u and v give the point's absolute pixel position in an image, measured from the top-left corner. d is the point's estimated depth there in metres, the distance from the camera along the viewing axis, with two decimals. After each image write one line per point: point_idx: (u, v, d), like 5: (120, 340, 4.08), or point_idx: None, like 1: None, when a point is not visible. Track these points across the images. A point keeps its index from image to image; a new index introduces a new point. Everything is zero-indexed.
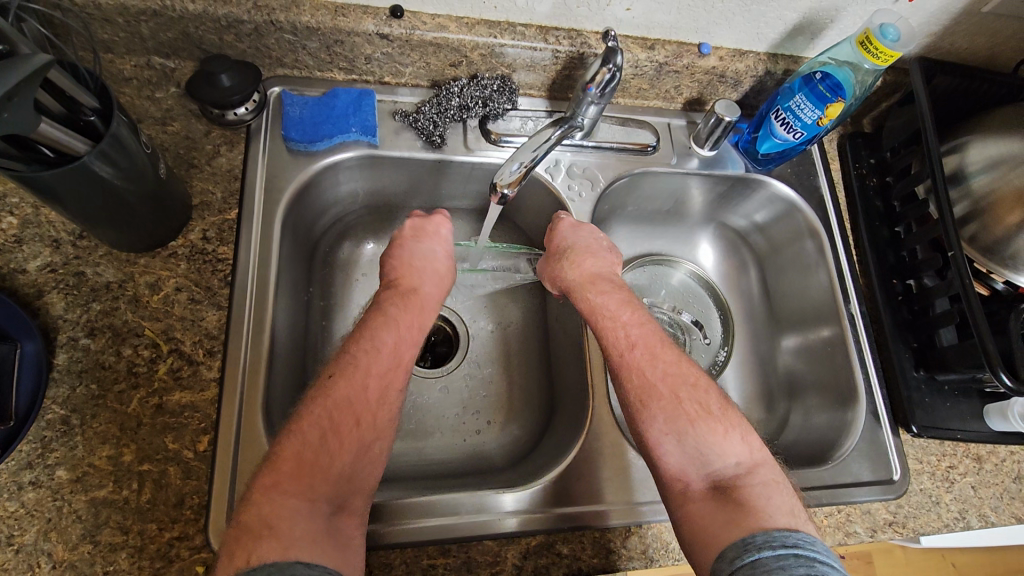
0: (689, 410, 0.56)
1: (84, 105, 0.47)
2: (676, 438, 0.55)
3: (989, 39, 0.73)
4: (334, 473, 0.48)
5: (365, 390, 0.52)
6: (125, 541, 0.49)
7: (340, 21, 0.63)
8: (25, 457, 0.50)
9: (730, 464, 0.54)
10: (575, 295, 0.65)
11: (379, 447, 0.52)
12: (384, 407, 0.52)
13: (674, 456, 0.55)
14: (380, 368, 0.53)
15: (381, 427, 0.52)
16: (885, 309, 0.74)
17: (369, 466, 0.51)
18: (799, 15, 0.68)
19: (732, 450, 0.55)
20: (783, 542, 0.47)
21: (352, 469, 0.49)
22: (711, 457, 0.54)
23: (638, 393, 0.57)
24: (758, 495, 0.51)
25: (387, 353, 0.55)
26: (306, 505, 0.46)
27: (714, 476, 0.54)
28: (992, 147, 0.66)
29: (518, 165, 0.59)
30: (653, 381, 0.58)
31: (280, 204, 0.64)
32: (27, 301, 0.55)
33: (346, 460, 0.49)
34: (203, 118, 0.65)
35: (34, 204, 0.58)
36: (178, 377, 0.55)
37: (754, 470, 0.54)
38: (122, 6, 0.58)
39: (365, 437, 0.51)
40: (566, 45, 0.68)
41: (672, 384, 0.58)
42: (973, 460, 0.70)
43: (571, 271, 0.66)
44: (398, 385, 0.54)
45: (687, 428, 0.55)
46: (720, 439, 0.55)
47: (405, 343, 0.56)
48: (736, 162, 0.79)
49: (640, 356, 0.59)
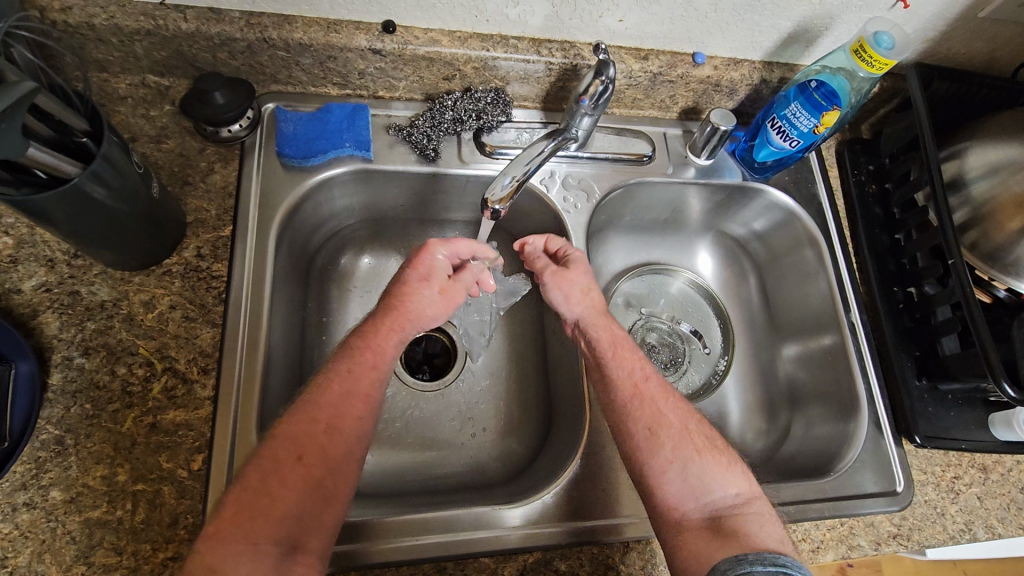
0: (697, 442, 0.57)
1: (75, 127, 0.47)
2: (680, 466, 0.55)
3: (987, 43, 0.72)
4: (278, 514, 0.47)
5: (314, 422, 0.52)
6: (119, 562, 0.49)
7: (332, 38, 0.63)
8: (19, 478, 0.50)
9: (729, 494, 0.54)
10: (593, 323, 0.63)
11: (333, 483, 0.50)
12: (333, 442, 0.51)
13: (676, 483, 0.55)
14: (332, 399, 0.53)
15: (332, 464, 0.51)
16: (887, 318, 0.73)
17: (321, 505, 0.49)
18: (793, 24, 0.68)
19: (734, 481, 0.55)
20: (773, 561, 0.48)
21: (297, 508, 0.48)
22: (711, 486, 0.55)
23: (650, 421, 0.57)
24: (752, 523, 0.52)
25: (342, 385, 0.54)
26: (249, 548, 0.45)
27: (714, 505, 0.54)
28: (991, 154, 0.65)
29: (510, 179, 0.58)
30: (665, 411, 0.58)
31: (274, 219, 0.64)
32: (22, 321, 0.55)
33: (291, 498, 0.48)
34: (198, 135, 0.65)
35: (29, 224, 0.59)
36: (172, 397, 0.55)
37: (751, 500, 0.54)
38: (115, 27, 0.58)
39: (314, 474, 0.50)
40: (559, 57, 0.68)
41: (682, 417, 0.58)
42: (978, 470, 0.69)
43: (593, 300, 0.64)
44: (352, 415, 0.53)
45: (694, 458, 0.55)
46: (725, 471, 0.55)
47: (363, 369, 0.55)
48: (733, 170, 0.79)
49: (653, 389, 0.59)
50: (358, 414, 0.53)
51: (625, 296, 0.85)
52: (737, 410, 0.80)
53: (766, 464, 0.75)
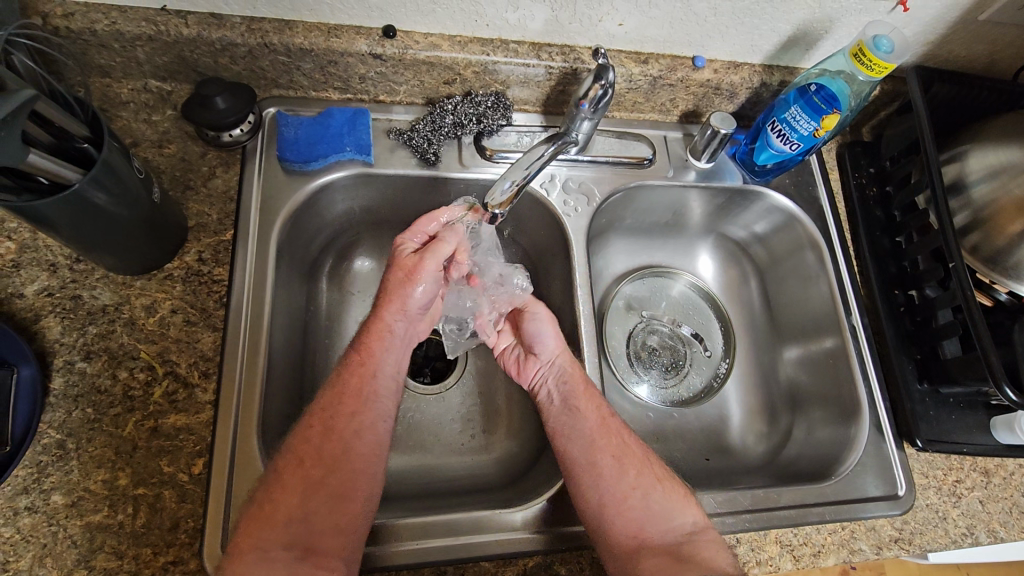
0: (657, 470, 0.60)
1: (76, 134, 0.47)
2: (641, 494, 0.58)
3: (987, 46, 0.72)
4: (282, 517, 0.49)
5: (309, 428, 0.54)
6: (119, 566, 0.49)
7: (333, 42, 0.63)
8: (20, 483, 0.50)
9: (687, 522, 0.56)
10: (566, 359, 0.66)
11: (337, 480, 0.53)
12: (330, 442, 0.53)
13: (636, 510, 0.57)
14: (324, 404, 0.55)
15: (332, 463, 0.53)
16: (888, 321, 0.73)
17: (328, 505, 0.51)
18: (793, 27, 0.68)
19: (690, 510, 0.57)
20: None
21: (303, 509, 0.51)
22: (670, 514, 0.57)
23: (615, 451, 0.60)
24: (709, 549, 0.54)
25: (331, 390, 0.56)
26: (263, 555, 0.47)
27: (671, 533, 0.56)
28: (991, 157, 0.65)
29: (510, 184, 0.59)
30: (628, 441, 0.61)
31: (275, 223, 0.65)
32: (24, 326, 0.55)
33: (294, 502, 0.50)
34: (199, 140, 0.66)
35: (32, 229, 0.59)
36: (173, 401, 0.55)
37: (707, 528, 0.56)
38: (117, 32, 0.59)
39: (313, 475, 0.52)
40: (559, 61, 0.68)
41: (644, 449, 0.61)
42: (980, 473, 0.69)
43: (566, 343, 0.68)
44: (345, 413, 0.55)
45: (654, 485, 0.58)
46: (682, 500, 0.58)
47: (353, 369, 0.58)
48: (733, 173, 0.79)
49: (618, 422, 0.63)
50: (352, 411, 0.55)
51: (625, 299, 0.85)
52: (737, 413, 0.81)
53: (767, 467, 0.75)
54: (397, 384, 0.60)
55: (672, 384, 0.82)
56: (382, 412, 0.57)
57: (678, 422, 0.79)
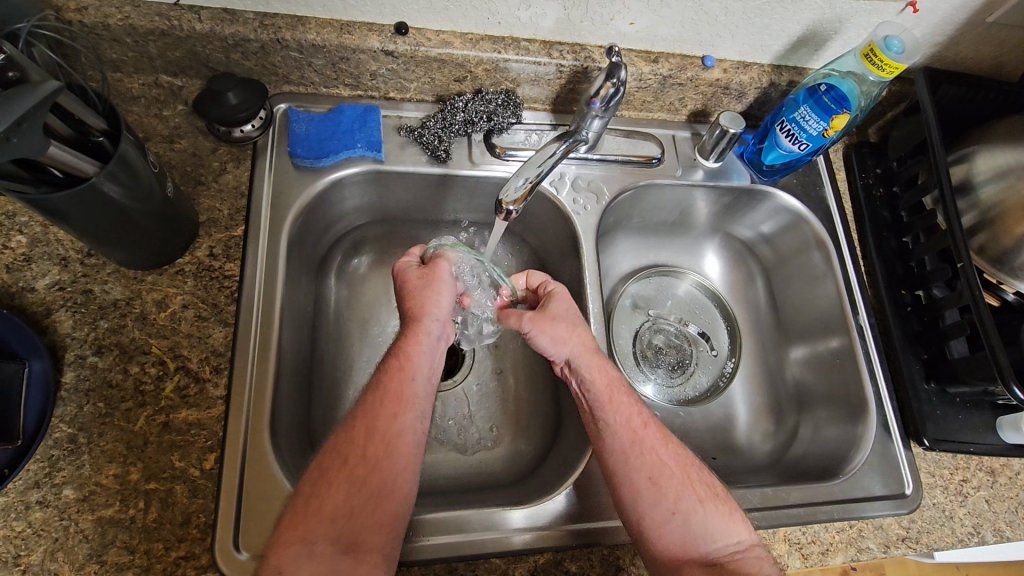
0: (699, 490, 0.56)
1: (92, 127, 0.47)
2: (683, 517, 0.55)
3: (995, 48, 0.72)
4: (328, 514, 0.48)
5: (353, 430, 0.52)
6: (131, 560, 0.49)
7: (346, 39, 0.63)
8: (32, 477, 0.50)
9: (732, 542, 0.54)
10: (586, 364, 0.61)
11: (379, 479, 0.50)
12: (373, 442, 0.51)
13: (677, 532, 0.54)
14: (365, 408, 0.53)
15: (375, 461, 0.50)
16: (895, 321, 0.73)
17: (371, 502, 0.49)
18: (803, 27, 0.68)
19: (735, 529, 0.55)
20: None
21: (346, 506, 0.49)
22: (714, 535, 0.54)
23: (652, 471, 0.56)
24: (753, 568, 0.53)
25: (374, 393, 0.54)
26: (307, 548, 0.46)
27: (714, 554, 0.53)
28: (1000, 157, 0.65)
29: (523, 181, 0.59)
30: (665, 457, 0.57)
31: (286, 219, 0.65)
32: (35, 320, 0.55)
33: (338, 498, 0.49)
34: (210, 135, 0.66)
35: (43, 223, 0.59)
36: (185, 396, 0.55)
37: (752, 547, 0.55)
38: (130, 27, 0.58)
39: (358, 473, 0.50)
40: (570, 59, 0.68)
41: (684, 464, 0.57)
42: (987, 473, 0.69)
43: (581, 340, 0.62)
44: (385, 414, 0.52)
45: (697, 507, 0.55)
46: (726, 519, 0.55)
47: (393, 373, 0.55)
48: (741, 173, 0.79)
49: (653, 435, 0.58)
50: (393, 412, 0.53)
51: (632, 298, 0.86)
52: (744, 412, 0.81)
53: (774, 466, 0.75)
54: (432, 388, 0.57)
55: (679, 383, 0.82)
56: (422, 411, 0.55)
57: (685, 421, 0.79)
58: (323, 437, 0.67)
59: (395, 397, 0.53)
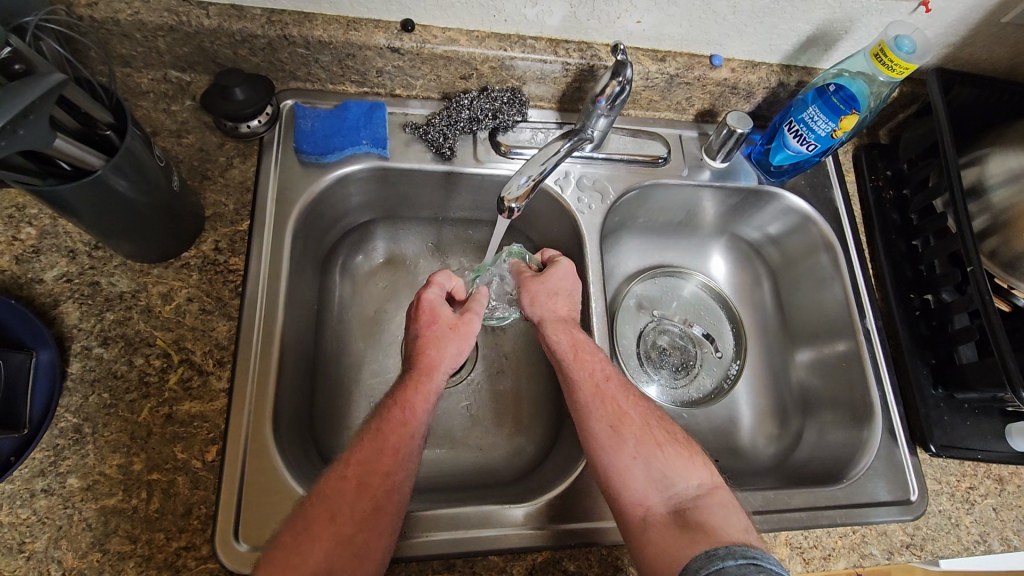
0: (659, 436, 0.57)
1: (100, 121, 0.48)
2: (644, 462, 0.56)
3: (1010, 49, 0.71)
4: (310, 567, 0.47)
5: (344, 480, 0.52)
6: (133, 550, 0.50)
7: (352, 36, 0.63)
8: (38, 465, 0.51)
9: (692, 486, 0.55)
10: (553, 329, 0.63)
11: (363, 539, 0.50)
12: (363, 498, 0.51)
13: (640, 478, 0.55)
14: (360, 456, 0.53)
15: (361, 521, 0.50)
16: (903, 325, 0.73)
17: (354, 561, 0.49)
18: (812, 27, 0.68)
19: (696, 473, 0.56)
20: (744, 554, 0.48)
21: (328, 562, 0.48)
22: (674, 479, 0.55)
23: (613, 420, 0.58)
24: (716, 515, 0.52)
25: (371, 444, 0.54)
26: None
27: (676, 499, 0.54)
28: (1012, 160, 0.64)
29: (526, 179, 0.59)
30: (626, 408, 0.59)
31: (291, 215, 0.65)
32: (43, 311, 0.56)
33: (321, 553, 0.48)
34: (217, 130, 0.66)
35: (52, 216, 0.60)
36: (188, 388, 0.56)
37: (714, 490, 0.55)
38: (140, 22, 0.59)
39: (343, 531, 0.49)
40: (576, 57, 0.68)
41: (644, 414, 0.59)
42: (995, 481, 0.68)
43: (556, 309, 0.65)
44: (381, 470, 0.53)
45: (657, 452, 0.56)
46: (686, 463, 0.56)
47: (392, 428, 0.55)
48: (748, 173, 0.79)
49: (615, 388, 0.60)
50: (388, 469, 0.53)
51: (637, 298, 0.85)
52: (748, 415, 0.80)
53: (778, 470, 0.74)
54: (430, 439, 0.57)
55: (683, 384, 0.82)
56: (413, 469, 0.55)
57: (688, 422, 0.78)
58: (325, 431, 0.67)
59: (389, 454, 0.54)
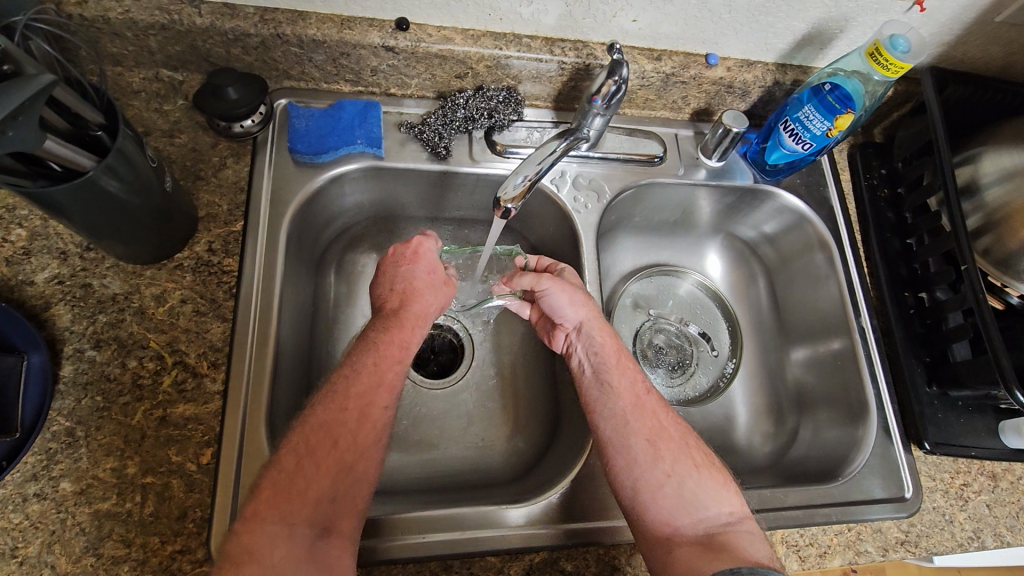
0: (695, 457, 0.57)
1: (90, 121, 0.47)
2: (678, 480, 0.56)
3: (1003, 48, 0.71)
4: (312, 498, 0.49)
5: (343, 411, 0.52)
6: (128, 554, 0.49)
7: (346, 34, 0.63)
8: (30, 469, 0.50)
9: (723, 512, 0.55)
10: (597, 332, 0.63)
11: (364, 467, 0.52)
12: (364, 428, 0.53)
13: (671, 497, 0.55)
14: (358, 388, 0.54)
15: (362, 448, 0.52)
16: (897, 323, 0.73)
17: (354, 487, 0.51)
18: (808, 26, 0.67)
19: (728, 499, 0.56)
20: (766, 574, 0.47)
21: (331, 491, 0.50)
22: (706, 502, 0.55)
23: (650, 433, 0.58)
24: (743, 541, 0.53)
25: (367, 375, 0.55)
26: (286, 530, 0.47)
27: (705, 523, 0.54)
28: (1005, 159, 0.65)
29: (523, 178, 0.58)
30: (664, 424, 0.59)
31: (285, 215, 0.65)
32: (34, 313, 0.55)
33: (324, 484, 0.50)
34: (210, 130, 0.66)
35: (43, 217, 0.59)
36: (182, 390, 0.55)
37: (744, 519, 0.55)
38: (131, 21, 0.58)
39: (345, 458, 0.51)
40: (571, 56, 0.68)
41: (682, 432, 0.59)
42: (988, 478, 0.68)
43: (597, 309, 0.64)
44: (380, 404, 0.54)
45: (690, 473, 0.56)
46: (719, 488, 0.56)
47: (387, 362, 0.56)
48: (744, 172, 0.79)
49: (653, 402, 0.60)
50: (385, 404, 0.54)
51: (633, 297, 0.85)
52: (744, 413, 0.80)
53: (773, 469, 0.75)
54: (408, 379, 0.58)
55: (679, 383, 0.82)
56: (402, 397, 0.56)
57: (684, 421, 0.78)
58: None
59: (386, 389, 0.55)
